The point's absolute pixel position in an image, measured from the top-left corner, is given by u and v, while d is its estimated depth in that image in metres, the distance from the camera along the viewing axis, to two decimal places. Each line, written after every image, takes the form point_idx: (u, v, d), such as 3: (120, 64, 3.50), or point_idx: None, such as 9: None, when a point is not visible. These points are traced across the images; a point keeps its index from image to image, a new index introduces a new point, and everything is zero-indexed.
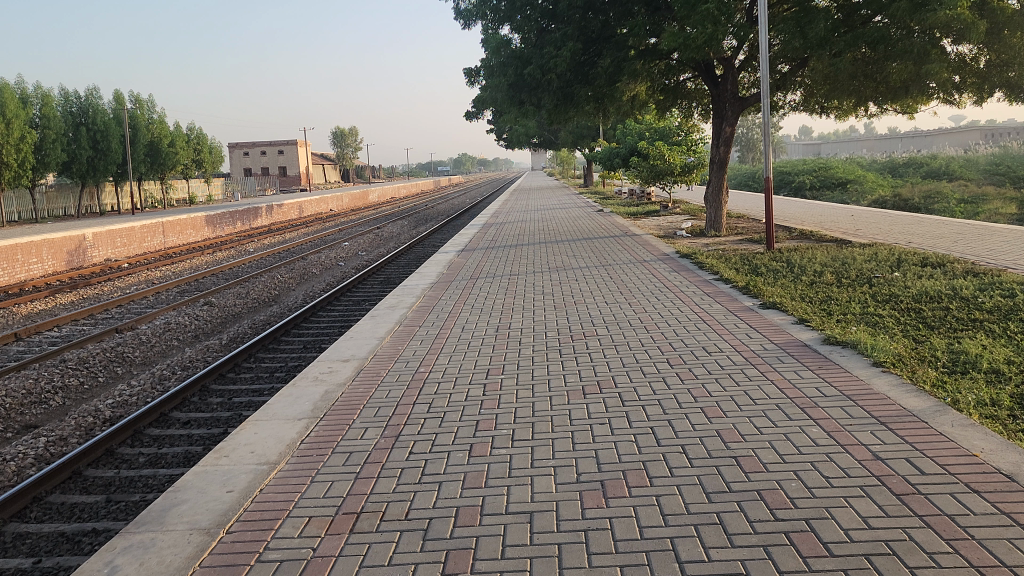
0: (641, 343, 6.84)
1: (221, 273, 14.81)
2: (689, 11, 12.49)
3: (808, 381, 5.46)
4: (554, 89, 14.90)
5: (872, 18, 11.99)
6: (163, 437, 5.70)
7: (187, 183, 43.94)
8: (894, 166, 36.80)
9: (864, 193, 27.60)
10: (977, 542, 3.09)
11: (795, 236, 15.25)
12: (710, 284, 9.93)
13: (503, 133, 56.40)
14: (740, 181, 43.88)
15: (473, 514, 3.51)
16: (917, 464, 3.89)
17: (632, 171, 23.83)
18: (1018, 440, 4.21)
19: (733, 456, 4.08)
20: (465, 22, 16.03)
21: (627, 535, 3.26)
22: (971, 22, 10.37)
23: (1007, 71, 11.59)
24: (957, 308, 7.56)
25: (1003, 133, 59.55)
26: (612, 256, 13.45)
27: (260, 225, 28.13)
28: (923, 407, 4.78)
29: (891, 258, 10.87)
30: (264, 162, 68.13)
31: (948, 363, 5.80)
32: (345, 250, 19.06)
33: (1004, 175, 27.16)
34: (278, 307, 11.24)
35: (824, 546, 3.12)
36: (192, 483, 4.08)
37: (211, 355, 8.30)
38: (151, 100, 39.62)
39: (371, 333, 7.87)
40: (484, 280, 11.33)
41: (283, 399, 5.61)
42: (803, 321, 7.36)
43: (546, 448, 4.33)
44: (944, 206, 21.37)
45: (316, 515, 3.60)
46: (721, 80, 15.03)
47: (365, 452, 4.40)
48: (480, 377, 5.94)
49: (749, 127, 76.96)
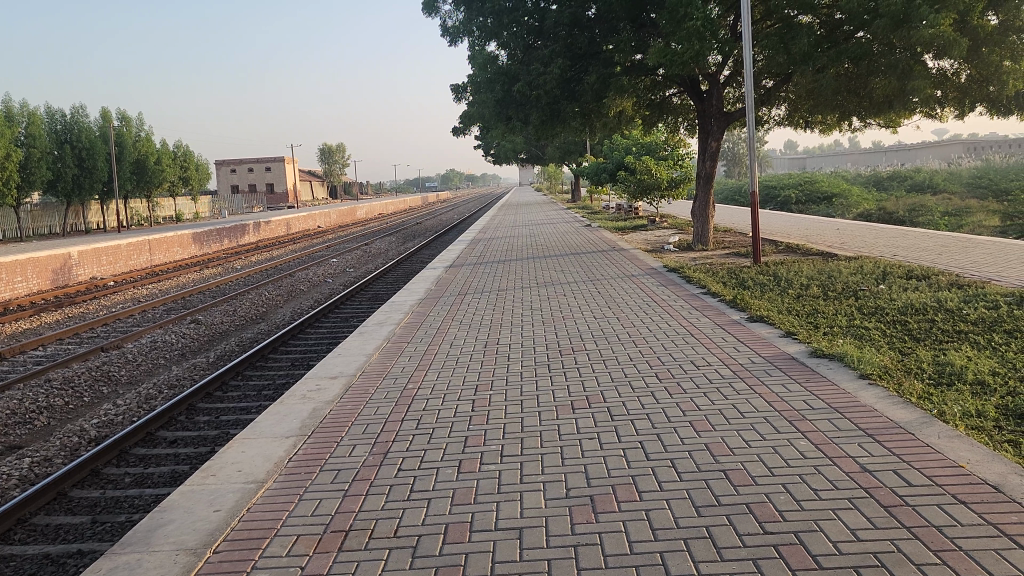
0: (629, 358, 6.86)
1: (208, 291, 14.77)
2: (675, 27, 12.63)
3: (795, 394, 5.48)
4: (542, 106, 15.00)
5: (854, 35, 12.15)
6: (150, 456, 5.67)
7: (174, 201, 43.81)
8: (878, 180, 37.11)
9: (849, 207, 27.74)
10: (966, 554, 3.11)
11: (782, 250, 15.34)
12: (698, 298, 9.96)
13: (491, 149, 56.49)
14: (727, 196, 44.04)
15: (463, 531, 3.51)
16: (905, 476, 3.91)
17: (620, 186, 23.98)
18: (1004, 451, 4.25)
19: (721, 470, 4.09)
20: (452, 38, 16.01)
21: (617, 549, 3.27)
22: (953, 39, 10.49)
23: (987, 86, 11.77)
24: (942, 320, 7.62)
25: (986, 145, 60.15)
26: (600, 271, 13.52)
27: (247, 242, 28.05)
28: (910, 419, 4.81)
29: (877, 271, 10.94)
30: (251, 179, 67.96)
31: (933, 375, 5.84)
32: (333, 267, 19.05)
33: (987, 188, 27.45)
34: (266, 325, 11.19)
35: (813, 558, 3.13)
36: (178, 503, 4.05)
37: (198, 374, 8.26)
38: (138, 119, 39.62)
39: (360, 349, 7.86)
40: (472, 296, 11.32)
41: (272, 417, 5.59)
42: (790, 335, 7.39)
43: (535, 463, 4.34)
44: (929, 219, 21.57)
45: (304, 533, 3.59)
46: (706, 96, 15.17)
47: (353, 470, 4.38)
48: (468, 393, 5.92)
49: (734, 141, 77.52)
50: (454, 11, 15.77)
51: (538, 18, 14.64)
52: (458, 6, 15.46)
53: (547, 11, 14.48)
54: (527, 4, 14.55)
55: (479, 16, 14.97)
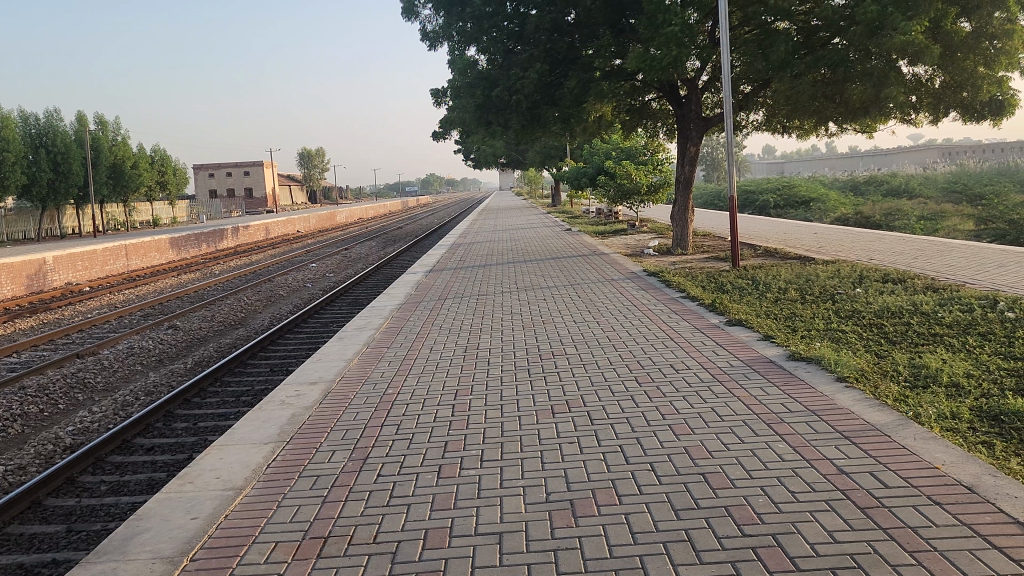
0: (609, 362, 6.88)
1: (186, 296, 14.65)
2: (654, 33, 12.74)
3: (773, 397, 5.52)
4: (522, 111, 15.04)
5: (831, 41, 12.31)
6: (127, 464, 5.61)
7: (151, 206, 43.38)
8: (855, 184, 37.48)
9: (827, 211, 27.99)
10: (941, 554, 3.14)
11: (760, 254, 15.45)
12: (677, 302, 10.03)
13: (471, 154, 56.51)
14: (707, 200, 44.26)
15: (442, 536, 3.50)
16: (881, 477, 3.96)
17: (601, 191, 24.09)
18: (977, 452, 4.31)
19: (700, 473, 4.12)
20: (432, 43, 16.03)
21: (597, 553, 3.28)
22: (925, 46, 10.64)
23: (960, 92, 11.95)
24: (918, 323, 7.72)
25: (960, 149, 60.95)
26: (579, 275, 13.55)
27: (226, 247, 27.84)
28: (886, 421, 4.87)
29: (853, 275, 11.06)
30: (229, 184, 67.48)
31: (909, 377, 5.91)
32: (313, 272, 18.96)
33: (961, 192, 27.80)
34: (245, 330, 11.12)
35: (790, 560, 3.16)
36: (154, 511, 4.01)
37: (175, 380, 8.19)
38: (115, 123, 39.25)
39: (339, 355, 7.83)
40: (453, 300, 11.31)
41: (250, 423, 5.55)
42: (768, 338, 7.45)
43: (515, 468, 4.34)
44: (905, 223, 21.81)
45: (282, 540, 3.57)
46: (685, 101, 15.28)
47: (332, 475, 4.37)
48: (448, 398, 5.92)
49: (713, 146, 78.00)
50: (434, 15, 15.76)
51: (517, 24, 14.59)
52: (437, 11, 15.41)
53: (526, 15, 14.41)
54: (506, 9, 14.51)
55: (458, 20, 14.99)
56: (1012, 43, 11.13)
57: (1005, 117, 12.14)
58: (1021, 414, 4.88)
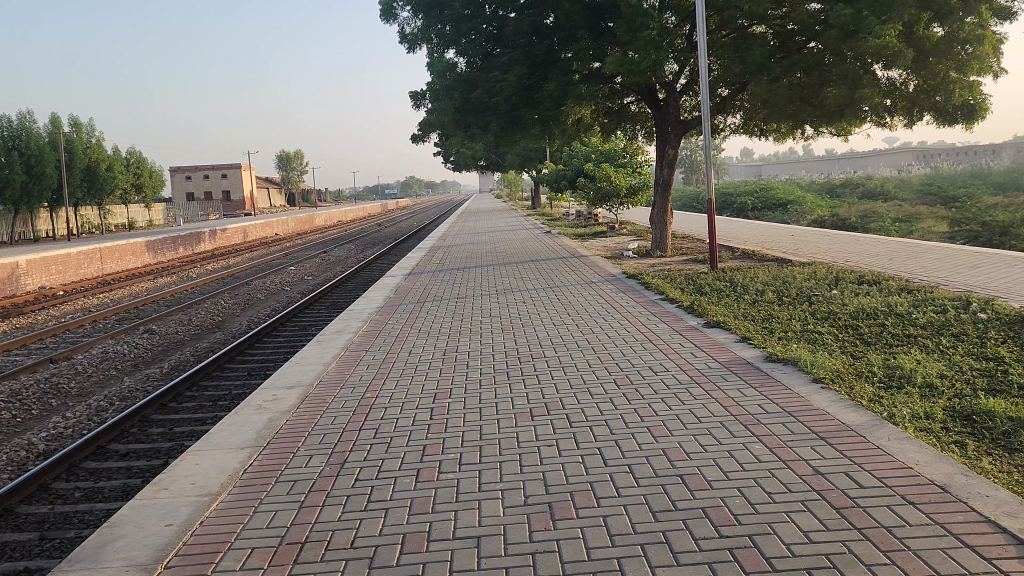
0: (588, 364, 6.89)
1: (162, 300, 14.51)
2: (632, 36, 12.81)
3: (750, 398, 5.57)
4: (501, 113, 15.05)
5: (806, 45, 12.43)
6: (101, 470, 5.55)
7: (126, 209, 42.93)
8: (832, 186, 37.83)
9: (803, 213, 28.23)
10: (914, 553, 3.18)
11: (738, 256, 15.56)
12: (657, 304, 10.07)
13: (451, 156, 56.45)
14: (685, 202, 44.46)
15: (420, 540, 3.49)
16: (857, 478, 4.00)
17: (580, 193, 24.16)
18: (951, 451, 4.37)
19: (678, 475, 4.14)
20: (410, 45, 15.98)
21: (575, 556, 3.28)
22: (899, 50, 10.74)
23: (933, 96, 12.09)
24: (893, 324, 7.80)
25: (934, 152, 61.68)
26: (559, 277, 13.57)
27: (203, 250, 27.62)
28: (861, 421, 4.92)
29: (830, 276, 11.16)
30: (206, 186, 66.96)
31: (884, 377, 5.98)
32: (291, 275, 18.85)
33: (936, 195, 28.13)
34: (222, 334, 11.03)
35: (766, 560, 3.18)
36: (128, 518, 3.97)
37: (151, 385, 8.10)
38: (89, 125, 38.83)
39: (317, 358, 7.78)
40: (432, 303, 11.28)
41: (227, 428, 5.50)
42: (746, 340, 7.50)
43: (493, 471, 4.34)
44: (881, 225, 22.03)
45: (258, 546, 3.54)
46: (663, 104, 15.36)
47: (310, 480, 4.34)
48: (427, 401, 5.90)
49: (692, 148, 78.28)
50: (413, 18, 15.71)
51: (496, 26, 14.57)
52: (416, 13, 15.36)
53: (505, 18, 14.41)
54: (485, 11, 14.50)
55: (437, 23, 14.95)
56: (983, 48, 11.30)
57: (977, 121, 12.31)
58: (992, 413, 4.95)
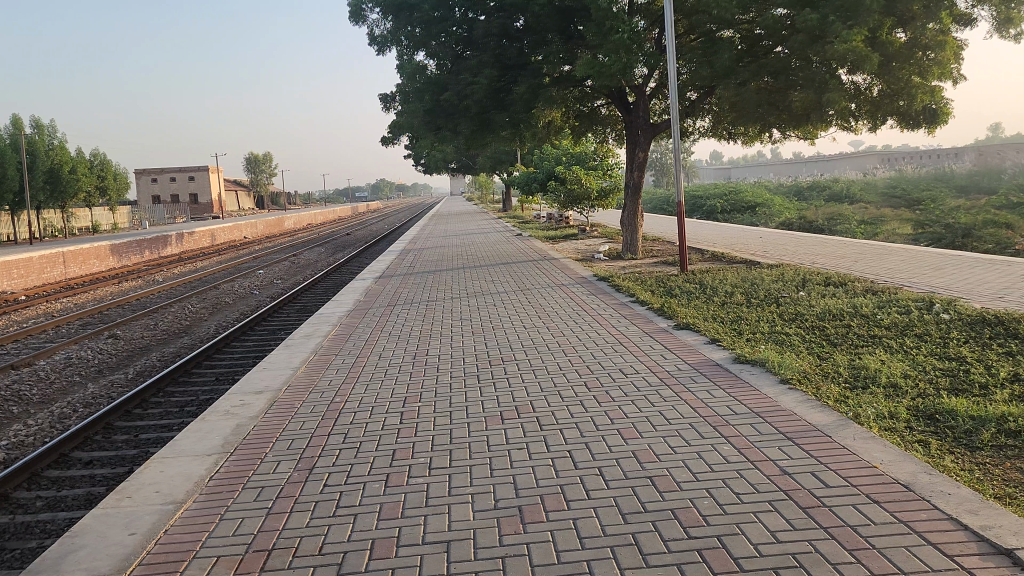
0: (558, 367, 6.90)
1: (127, 305, 14.28)
2: (602, 40, 12.86)
3: (718, 399, 5.60)
4: (471, 116, 15.02)
5: (773, 49, 12.58)
6: (64, 478, 5.44)
7: (90, 212, 42.23)
8: (799, 189, 38.28)
9: (772, 216, 28.53)
10: (878, 552, 3.21)
11: (708, 259, 15.67)
12: (627, 306, 10.11)
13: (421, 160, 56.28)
14: (656, 205, 44.72)
15: (389, 546, 3.46)
16: (822, 477, 4.04)
17: (551, 196, 24.21)
18: (914, 450, 4.43)
19: (648, 477, 4.15)
20: (380, 47, 15.87)
21: (544, 559, 3.28)
22: (864, 55, 10.90)
23: (897, 101, 12.28)
24: (858, 325, 7.91)
25: (899, 156, 62.66)
26: (529, 280, 13.58)
27: (170, 253, 27.25)
28: (828, 422, 4.97)
29: (797, 278, 11.29)
30: (173, 189, 66.11)
31: (850, 378, 6.05)
32: (260, 278, 18.69)
33: (900, 198, 28.57)
34: (189, 339, 10.88)
35: (734, 561, 3.20)
36: (90, 527, 3.88)
37: (116, 391, 7.96)
38: (52, 126, 38.13)
39: (285, 363, 7.70)
40: (402, 307, 11.22)
41: (193, 434, 5.42)
42: (715, 341, 7.56)
43: (463, 475, 4.32)
44: (847, 227, 22.34)
45: (224, 554, 3.49)
46: (633, 108, 15.44)
47: (277, 487, 4.29)
48: (397, 406, 5.87)
49: (662, 152, 78.80)
50: (382, 20, 15.62)
51: (466, 29, 14.55)
52: (385, 15, 15.29)
53: (475, 21, 14.39)
54: (455, 14, 14.48)
55: (407, 25, 14.86)
56: (944, 54, 11.51)
57: (939, 125, 12.54)
58: (955, 413, 5.03)
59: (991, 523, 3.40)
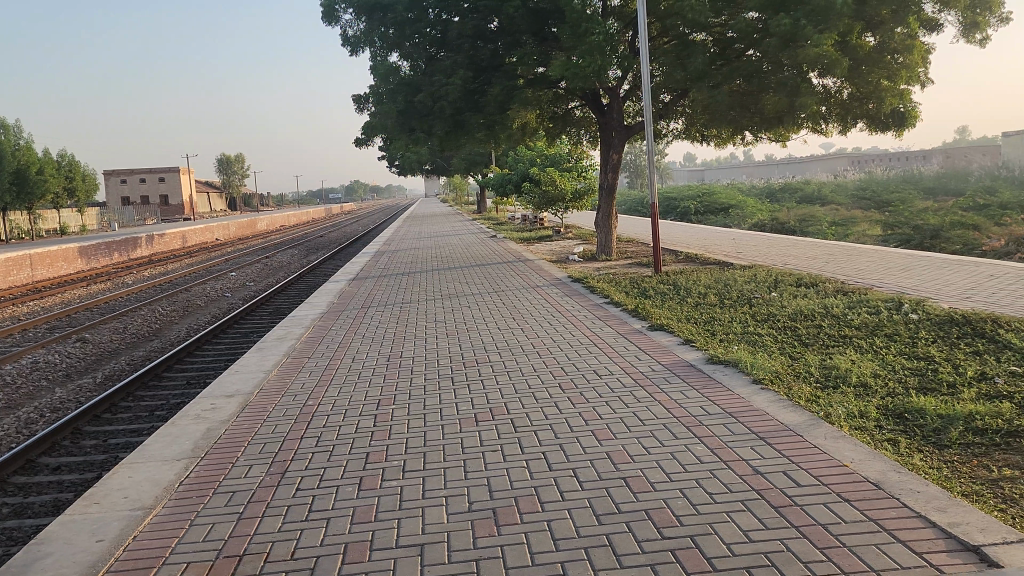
0: (533, 369, 6.89)
1: (96, 308, 14.05)
2: (576, 42, 12.88)
3: (692, 400, 5.62)
4: (446, 117, 14.95)
5: (745, 52, 12.69)
6: (31, 484, 5.33)
7: (58, 213, 41.49)
8: (772, 191, 38.63)
9: (745, 218, 28.78)
10: (848, 549, 3.24)
11: (681, 260, 15.75)
12: (601, 308, 10.12)
13: (396, 161, 55.99)
14: (630, 207, 44.89)
15: (362, 550, 3.43)
16: (794, 477, 4.06)
17: (526, 198, 24.20)
18: (883, 449, 4.47)
19: (622, 477, 4.15)
20: (353, 48, 15.76)
21: (519, 562, 3.27)
22: (835, 59, 11.03)
23: (866, 104, 12.45)
24: (829, 325, 8.00)
25: (869, 158, 63.52)
26: (505, 282, 13.56)
27: (140, 256, 26.88)
28: (799, 421, 5.01)
29: (770, 279, 11.39)
30: (142, 190, 65.19)
31: (821, 377, 6.11)
32: (232, 280, 18.49)
33: (870, 199, 28.94)
34: (160, 342, 10.73)
35: (707, 561, 3.21)
36: (56, 534, 3.81)
37: (84, 396, 7.83)
38: (18, 127, 37.43)
39: (257, 366, 7.62)
40: (376, 309, 11.15)
41: (162, 439, 5.34)
42: (688, 342, 7.60)
43: (437, 478, 4.29)
44: (818, 228, 22.58)
45: (194, 560, 3.43)
46: (607, 110, 15.49)
47: (249, 491, 4.23)
48: (370, 408, 5.82)
49: (636, 153, 79.08)
50: (355, 20, 15.51)
51: (440, 30, 14.51)
52: (358, 16, 15.20)
53: (449, 22, 14.35)
54: (429, 15, 14.42)
55: (380, 26, 14.78)
56: (912, 57, 11.68)
57: (908, 128, 12.72)
58: (923, 411, 5.09)
59: (959, 520, 3.44)
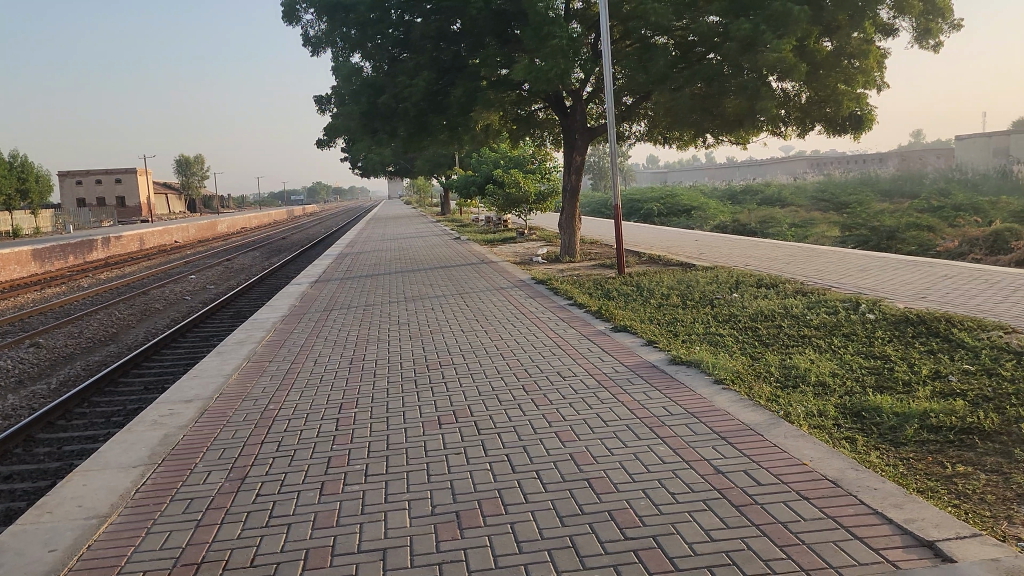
0: (497, 371, 6.87)
1: (50, 312, 13.72)
2: (539, 44, 12.88)
3: (655, 401, 5.65)
4: (409, 118, 14.86)
5: (706, 56, 12.81)
6: None
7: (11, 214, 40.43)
8: (733, 192, 39.10)
9: (707, 219, 29.08)
10: (808, 547, 3.27)
11: (644, 261, 15.83)
12: (565, 309, 10.14)
13: (359, 163, 55.56)
14: (594, 209, 45.07)
15: (324, 555, 3.38)
16: (754, 476, 4.10)
17: (489, 200, 24.18)
18: (841, 447, 4.54)
19: (585, 478, 4.15)
20: (314, 48, 15.54)
21: (482, 565, 3.24)
22: (793, 63, 11.19)
23: (824, 107, 12.66)
24: (789, 325, 8.11)
25: (827, 161, 64.61)
26: (468, 284, 13.54)
27: (96, 258, 26.30)
28: (759, 420, 5.06)
29: (731, 280, 11.52)
30: (98, 191, 63.83)
31: (781, 377, 6.18)
32: (192, 283, 18.17)
33: (828, 201, 29.46)
34: (117, 347, 10.50)
35: (670, 560, 3.22)
36: (6, 545, 3.69)
37: (37, 402, 7.63)
38: None
39: (217, 370, 7.49)
40: (339, 312, 11.04)
41: (118, 446, 5.22)
42: (651, 343, 7.64)
43: (400, 481, 4.26)
44: (778, 229, 22.91)
45: (151, 569, 3.36)
46: (570, 111, 15.54)
47: (207, 498, 4.15)
48: (332, 412, 5.76)
49: (600, 155, 79.41)
50: (316, 21, 15.33)
51: (402, 31, 14.40)
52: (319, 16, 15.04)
53: (411, 23, 14.24)
54: (391, 16, 14.31)
55: (342, 26, 14.64)
56: (868, 62, 11.90)
57: (864, 131, 12.96)
58: (879, 410, 5.17)
59: (915, 516, 3.50)
